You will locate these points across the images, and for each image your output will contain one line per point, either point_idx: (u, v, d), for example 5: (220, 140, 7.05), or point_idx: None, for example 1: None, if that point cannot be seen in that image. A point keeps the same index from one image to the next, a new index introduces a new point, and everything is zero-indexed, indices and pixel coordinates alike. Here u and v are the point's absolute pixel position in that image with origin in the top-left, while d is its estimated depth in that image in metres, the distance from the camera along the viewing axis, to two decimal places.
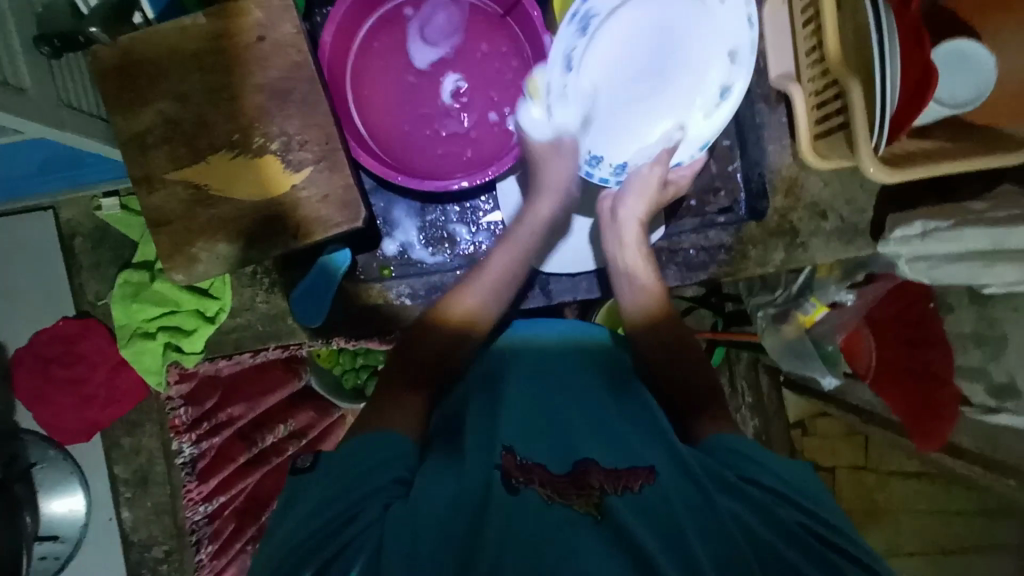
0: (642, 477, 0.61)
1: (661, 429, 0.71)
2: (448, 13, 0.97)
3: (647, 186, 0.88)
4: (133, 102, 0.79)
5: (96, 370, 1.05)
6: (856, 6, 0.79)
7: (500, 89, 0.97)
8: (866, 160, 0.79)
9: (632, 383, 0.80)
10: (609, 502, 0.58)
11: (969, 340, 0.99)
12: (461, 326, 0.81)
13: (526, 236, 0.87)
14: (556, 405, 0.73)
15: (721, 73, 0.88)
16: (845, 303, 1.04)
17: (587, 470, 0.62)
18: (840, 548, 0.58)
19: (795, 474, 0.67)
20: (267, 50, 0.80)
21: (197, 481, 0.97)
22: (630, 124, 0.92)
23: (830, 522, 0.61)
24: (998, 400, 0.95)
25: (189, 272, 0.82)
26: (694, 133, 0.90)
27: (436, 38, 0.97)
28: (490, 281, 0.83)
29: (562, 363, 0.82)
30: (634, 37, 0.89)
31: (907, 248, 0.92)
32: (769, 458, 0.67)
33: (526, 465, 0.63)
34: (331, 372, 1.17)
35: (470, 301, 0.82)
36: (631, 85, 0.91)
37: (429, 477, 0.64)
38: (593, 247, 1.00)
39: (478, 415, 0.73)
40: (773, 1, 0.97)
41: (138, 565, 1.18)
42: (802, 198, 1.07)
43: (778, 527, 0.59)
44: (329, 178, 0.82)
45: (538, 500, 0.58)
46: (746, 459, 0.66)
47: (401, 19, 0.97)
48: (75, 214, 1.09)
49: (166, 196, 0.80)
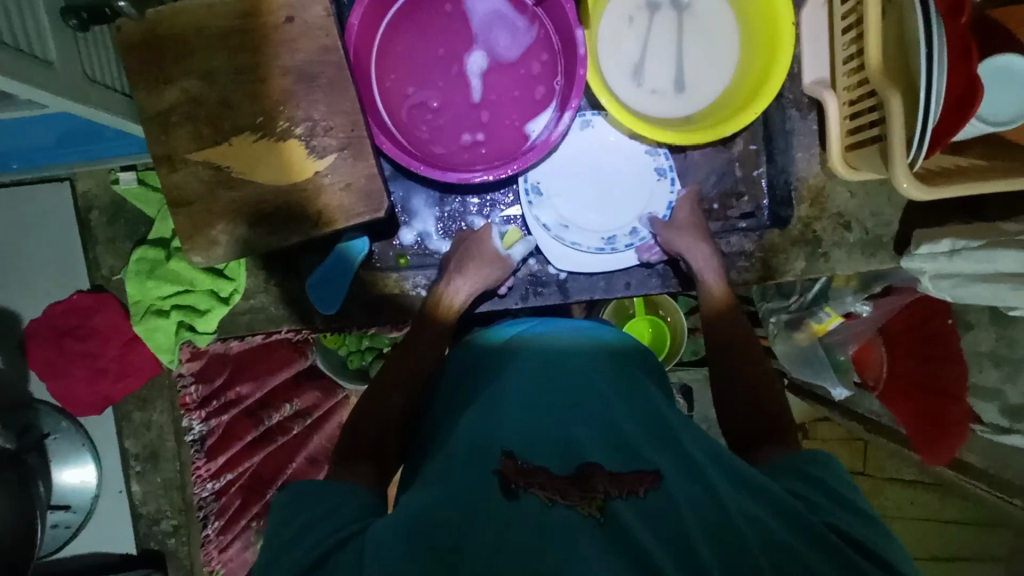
0: (647, 481, 0.60)
1: (669, 429, 0.70)
2: (498, 3, 0.95)
3: (681, 238, 0.95)
4: (159, 80, 0.78)
5: (111, 344, 1.06)
6: (901, 15, 0.78)
7: (524, 93, 0.97)
8: (900, 174, 0.77)
9: (640, 384, 0.79)
10: (613, 505, 0.57)
11: (986, 359, 0.97)
12: (444, 317, 0.92)
13: (468, 287, 0.92)
14: (555, 401, 0.70)
15: (651, 159, 1.01)
16: (858, 314, 1.04)
17: (591, 474, 0.60)
18: (860, 546, 0.59)
19: (828, 498, 0.65)
20: (295, 32, 0.78)
21: (205, 458, 1.00)
22: (615, 207, 1.01)
23: (864, 526, 0.62)
24: (1011, 421, 0.94)
25: (209, 254, 0.81)
26: (658, 197, 1.01)
27: (476, 29, 0.96)
28: (467, 292, 0.92)
29: (569, 365, 0.78)
30: (578, 162, 1.01)
31: (933, 265, 0.90)
32: (817, 470, 0.68)
33: (527, 470, 0.61)
34: (337, 353, 1.15)
35: (450, 298, 0.92)
36: (599, 183, 1.01)
37: (426, 493, 0.62)
38: (573, 217, 1.00)
39: (472, 415, 0.71)
40: (814, 2, 0.96)
41: (146, 538, 1.17)
42: (828, 208, 1.05)
43: (809, 535, 0.58)
44: (353, 166, 0.80)
45: (538, 505, 0.57)
46: (798, 472, 0.68)
47: (441, 5, 0.95)
48: (93, 187, 1.09)
49: (188, 176, 0.79)
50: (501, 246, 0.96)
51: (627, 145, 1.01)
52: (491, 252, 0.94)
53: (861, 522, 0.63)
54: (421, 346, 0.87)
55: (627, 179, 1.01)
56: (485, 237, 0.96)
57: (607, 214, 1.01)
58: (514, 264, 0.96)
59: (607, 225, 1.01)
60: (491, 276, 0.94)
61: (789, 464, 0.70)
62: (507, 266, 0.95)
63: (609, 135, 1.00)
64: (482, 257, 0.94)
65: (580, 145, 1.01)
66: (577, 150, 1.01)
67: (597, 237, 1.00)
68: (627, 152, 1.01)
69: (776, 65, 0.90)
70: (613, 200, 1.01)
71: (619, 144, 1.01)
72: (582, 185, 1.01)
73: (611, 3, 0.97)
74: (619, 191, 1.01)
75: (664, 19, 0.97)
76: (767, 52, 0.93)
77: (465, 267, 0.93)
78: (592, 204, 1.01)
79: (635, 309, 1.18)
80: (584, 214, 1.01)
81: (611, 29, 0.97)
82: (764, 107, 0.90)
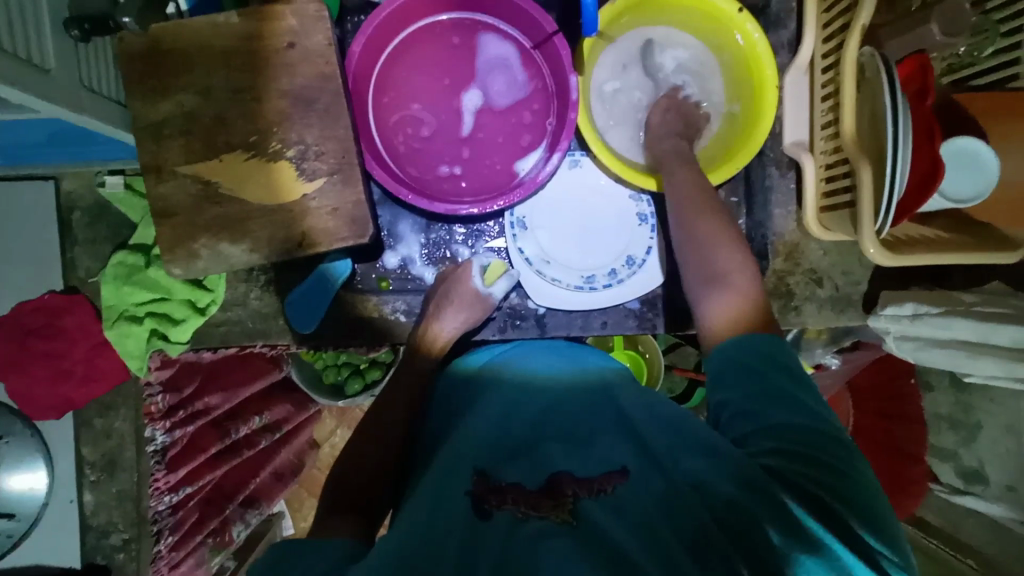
0: (615, 478, 0.60)
1: (634, 422, 0.69)
2: (509, 50, 0.99)
3: (670, 156, 0.92)
4: (155, 92, 0.79)
5: (79, 348, 1.04)
6: (872, 90, 0.83)
7: (508, 139, 1.00)
8: (867, 240, 0.81)
9: (616, 388, 0.77)
10: (583, 506, 0.57)
11: (944, 422, 1.02)
12: (433, 346, 0.93)
13: (453, 321, 0.94)
14: (528, 420, 0.72)
15: (632, 204, 1.04)
16: (829, 366, 1.11)
17: (560, 480, 0.61)
18: (826, 509, 0.55)
19: (778, 407, 0.62)
20: (296, 57, 0.80)
21: (166, 470, 0.95)
22: (598, 247, 1.03)
23: (810, 437, 0.60)
24: (966, 483, 0.98)
25: (188, 267, 0.81)
26: (638, 241, 1.03)
27: (481, 69, 0.99)
28: (454, 328, 0.94)
29: (553, 388, 0.79)
30: (563, 201, 1.03)
31: (897, 326, 0.93)
32: (791, 412, 0.62)
33: (499, 487, 0.62)
34: (312, 366, 1.18)
35: (441, 329, 0.94)
36: (583, 223, 1.03)
37: (395, 529, 0.61)
38: (556, 255, 1.03)
39: (449, 446, 0.71)
40: (796, 68, 1.01)
41: (93, 551, 1.12)
42: (801, 264, 1.07)
43: (763, 495, 0.55)
44: (341, 191, 0.81)
45: (510, 519, 0.58)
46: (748, 374, 0.65)
47: (450, 43, 0.99)
48: (78, 187, 1.08)
49: (175, 188, 0.80)
50: (481, 285, 0.97)
51: (610, 187, 1.03)
52: (471, 292, 0.95)
53: (804, 423, 0.61)
54: (415, 370, 0.90)
55: (611, 219, 1.04)
56: (464, 272, 0.97)
57: (589, 251, 1.03)
58: (495, 302, 0.98)
59: (590, 263, 1.03)
60: (477, 312, 0.95)
61: (739, 358, 0.67)
62: (486, 303, 0.96)
63: (594, 177, 1.03)
64: (462, 298, 0.95)
65: (565, 185, 1.03)
66: (562, 187, 1.03)
67: (577, 275, 1.02)
68: (610, 193, 1.04)
69: (757, 130, 0.95)
70: (596, 238, 1.03)
71: (603, 185, 1.03)
72: (567, 223, 1.03)
73: (606, 52, 1.00)
74: (603, 231, 1.03)
75: (657, 74, 1.01)
76: (750, 117, 0.99)
77: (449, 302, 0.94)
78: (576, 243, 1.03)
79: (614, 343, 1.20)
80: (568, 252, 1.03)
81: (604, 77, 1.01)
82: (743, 164, 0.94)
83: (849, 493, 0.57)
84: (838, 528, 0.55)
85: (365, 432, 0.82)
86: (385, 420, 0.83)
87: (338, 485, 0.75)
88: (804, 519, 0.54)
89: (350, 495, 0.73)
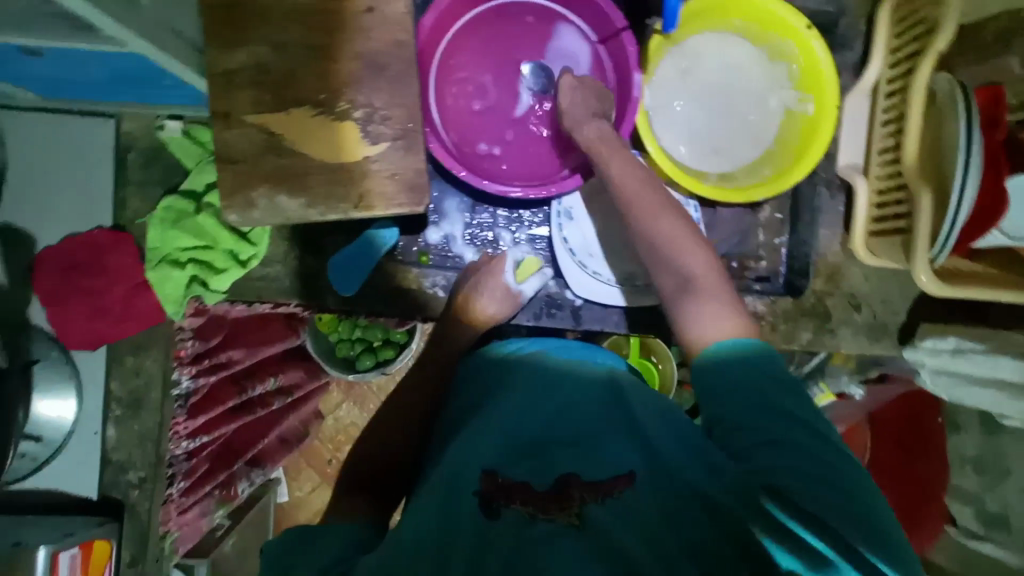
0: (622, 482, 0.59)
1: (636, 421, 0.67)
2: (581, 45, 0.99)
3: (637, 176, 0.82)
4: (232, 40, 0.81)
5: (118, 285, 1.05)
6: (941, 121, 0.83)
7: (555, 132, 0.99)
8: (920, 267, 0.80)
9: (622, 385, 0.75)
10: (590, 512, 0.56)
11: (969, 464, 1.01)
12: (469, 324, 0.94)
13: (490, 305, 0.94)
14: (542, 412, 0.70)
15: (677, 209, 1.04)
16: (852, 395, 1.07)
17: (568, 482, 0.59)
18: (833, 530, 0.53)
19: (775, 424, 0.58)
20: (373, 22, 0.82)
21: (187, 415, 0.97)
22: None
23: (809, 457, 0.56)
24: (986, 529, 0.96)
25: (244, 216, 0.81)
26: None
27: (551, 58, 1.01)
28: (490, 312, 0.94)
29: (562, 379, 0.77)
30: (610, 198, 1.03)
31: (935, 359, 0.95)
32: (791, 429, 0.58)
33: (506, 485, 0.61)
34: (327, 339, 1.21)
35: (479, 312, 0.94)
36: None
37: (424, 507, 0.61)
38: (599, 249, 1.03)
39: (466, 436, 0.70)
40: (858, 89, 1.00)
41: (110, 485, 1.14)
42: (841, 287, 1.07)
43: (762, 515, 0.54)
44: (402, 157, 0.82)
45: (517, 518, 0.57)
46: (740, 390, 0.61)
47: (524, 27, 1.00)
48: (136, 129, 1.10)
49: (241, 136, 0.81)
50: (513, 281, 0.97)
51: None
52: (502, 287, 0.95)
53: (805, 441, 0.58)
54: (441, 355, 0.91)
55: None
56: (499, 268, 0.97)
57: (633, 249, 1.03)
58: (524, 299, 0.98)
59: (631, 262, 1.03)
60: (506, 306, 0.95)
61: (727, 376, 0.62)
62: (517, 297, 0.96)
63: None
64: (492, 292, 0.95)
65: None
66: None
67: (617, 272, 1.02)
68: None
69: (809, 150, 0.95)
70: None
71: None
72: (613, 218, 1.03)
73: (672, 52, 1.01)
74: None
75: (720, 82, 1.02)
76: (804, 134, 0.99)
77: (482, 292, 0.95)
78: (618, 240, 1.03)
79: (630, 351, 1.19)
80: (611, 247, 1.03)
81: (665, 77, 1.01)
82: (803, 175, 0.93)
83: (863, 521, 0.54)
84: (847, 551, 0.52)
85: (386, 416, 0.82)
86: (405, 408, 0.83)
87: (357, 464, 0.77)
88: (808, 538, 0.53)
89: (365, 474, 0.75)
